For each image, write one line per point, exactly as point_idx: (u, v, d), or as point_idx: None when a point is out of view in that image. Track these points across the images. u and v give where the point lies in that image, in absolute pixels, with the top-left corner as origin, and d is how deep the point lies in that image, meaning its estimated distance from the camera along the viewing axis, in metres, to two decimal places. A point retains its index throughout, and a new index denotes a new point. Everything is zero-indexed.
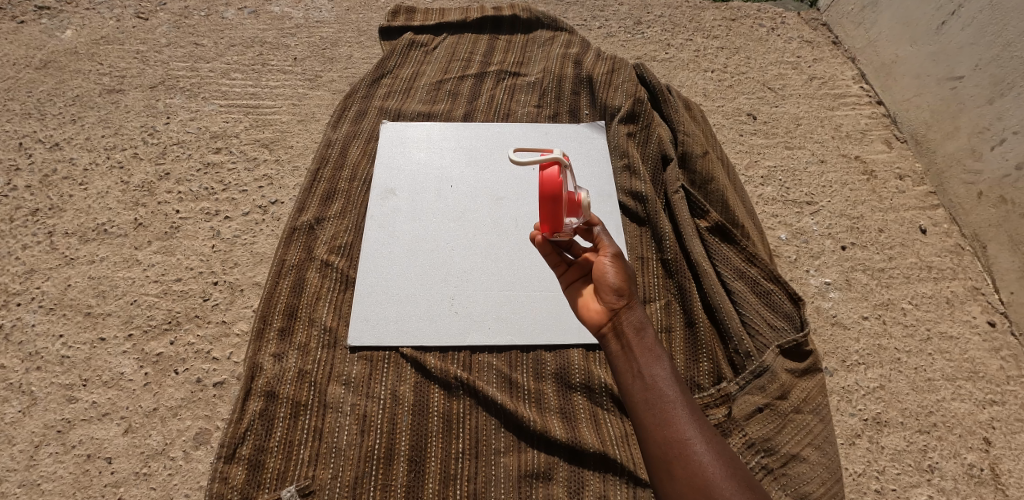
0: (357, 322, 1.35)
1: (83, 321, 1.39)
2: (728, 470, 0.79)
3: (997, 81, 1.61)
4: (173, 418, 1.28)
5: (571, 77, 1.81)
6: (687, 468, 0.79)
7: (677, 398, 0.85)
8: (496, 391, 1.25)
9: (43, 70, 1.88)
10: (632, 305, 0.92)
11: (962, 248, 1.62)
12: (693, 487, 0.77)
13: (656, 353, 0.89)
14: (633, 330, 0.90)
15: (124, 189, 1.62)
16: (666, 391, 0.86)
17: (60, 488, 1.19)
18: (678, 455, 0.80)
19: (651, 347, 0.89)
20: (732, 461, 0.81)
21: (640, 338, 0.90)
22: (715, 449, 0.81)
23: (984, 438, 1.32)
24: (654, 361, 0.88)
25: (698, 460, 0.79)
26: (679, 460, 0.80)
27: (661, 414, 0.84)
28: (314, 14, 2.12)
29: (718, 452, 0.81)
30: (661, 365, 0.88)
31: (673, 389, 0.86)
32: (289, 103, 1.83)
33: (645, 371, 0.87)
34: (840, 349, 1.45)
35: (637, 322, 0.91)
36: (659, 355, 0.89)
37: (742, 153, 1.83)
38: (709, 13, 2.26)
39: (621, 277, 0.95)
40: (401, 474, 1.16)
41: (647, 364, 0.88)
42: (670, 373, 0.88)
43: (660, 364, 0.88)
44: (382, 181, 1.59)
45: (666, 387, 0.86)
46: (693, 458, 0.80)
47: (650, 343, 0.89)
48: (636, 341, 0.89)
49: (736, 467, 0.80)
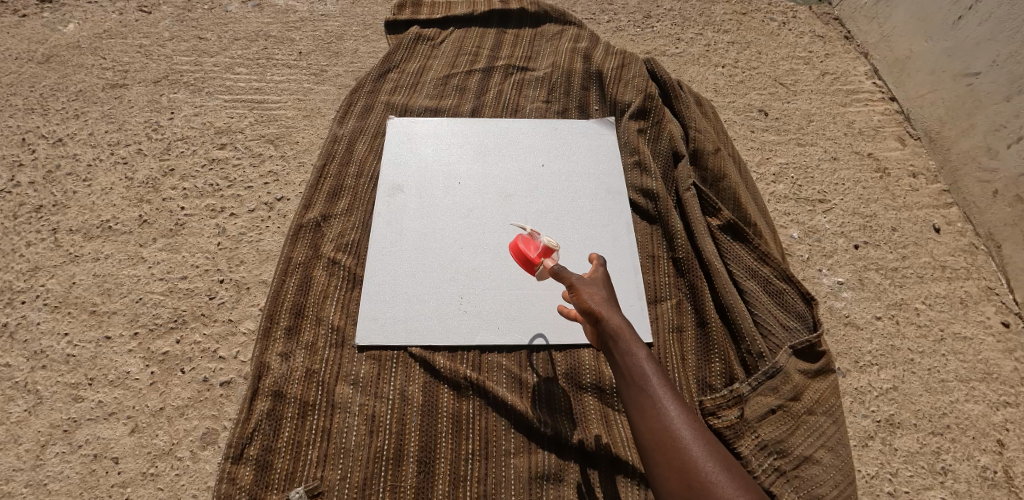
0: (365, 320, 1.33)
1: (88, 319, 1.38)
2: (711, 453, 0.78)
3: (1014, 78, 1.59)
4: (179, 418, 1.27)
5: (580, 72, 1.78)
6: (671, 457, 0.78)
7: (661, 387, 0.85)
8: (506, 390, 1.24)
9: (46, 64, 1.86)
10: (607, 315, 0.93)
11: (976, 248, 1.60)
12: (677, 475, 0.77)
13: (637, 346, 0.89)
14: (614, 333, 0.91)
15: (128, 185, 1.60)
16: (648, 381, 0.86)
17: (66, 488, 1.18)
18: (664, 445, 0.80)
19: (632, 344, 0.89)
20: (719, 449, 0.80)
21: (621, 337, 0.90)
22: (699, 434, 0.80)
23: (996, 440, 1.31)
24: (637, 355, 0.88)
25: (684, 448, 0.78)
26: (666, 450, 0.79)
27: (647, 405, 0.84)
28: (319, 7, 2.09)
29: (702, 437, 0.80)
30: (641, 355, 0.88)
31: (657, 379, 0.86)
32: (295, 98, 1.81)
33: (629, 366, 0.88)
34: (853, 350, 1.43)
35: (615, 325, 0.92)
36: (641, 350, 0.88)
37: (753, 150, 1.80)
38: (719, 7, 2.22)
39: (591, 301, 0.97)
40: (410, 475, 1.15)
41: (629, 357, 0.88)
42: (656, 367, 0.88)
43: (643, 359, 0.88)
44: (389, 177, 1.56)
45: (651, 377, 0.86)
46: (677, 446, 0.79)
47: (630, 338, 0.90)
48: (618, 339, 0.90)
49: (722, 456, 0.80)
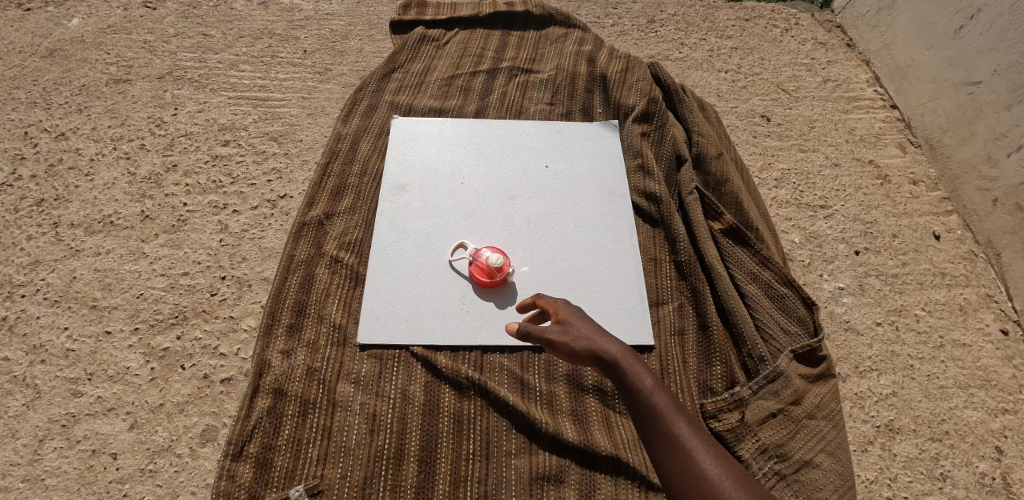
0: (367, 319, 1.33)
1: (88, 314, 1.37)
2: (743, 488, 0.73)
3: (1015, 87, 1.59)
4: (179, 414, 1.26)
5: (584, 75, 1.79)
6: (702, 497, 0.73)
7: (679, 420, 0.81)
8: (508, 392, 1.24)
9: (49, 58, 1.85)
10: (602, 351, 0.88)
11: (975, 255, 1.61)
12: None
13: (643, 378, 0.85)
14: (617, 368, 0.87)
15: (131, 181, 1.60)
16: (664, 414, 0.82)
17: (64, 484, 1.18)
18: (692, 485, 0.75)
19: (639, 376, 0.85)
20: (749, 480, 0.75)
21: (625, 371, 0.86)
22: (726, 468, 0.76)
23: (995, 447, 1.31)
24: (647, 387, 0.84)
25: (714, 486, 0.73)
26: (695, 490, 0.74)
27: (669, 443, 0.79)
28: (324, 6, 2.09)
29: (729, 471, 0.76)
30: (649, 388, 0.84)
31: (671, 411, 0.82)
32: (299, 96, 1.81)
33: (641, 400, 0.84)
34: (853, 355, 1.44)
35: (615, 357, 0.88)
36: (647, 381, 0.84)
37: (755, 155, 1.81)
38: (722, 13, 2.23)
39: (577, 342, 0.91)
40: (411, 474, 1.15)
41: (638, 391, 0.84)
42: (667, 398, 0.84)
43: (652, 390, 0.84)
44: (393, 176, 1.56)
45: (666, 410, 0.82)
46: (706, 484, 0.74)
47: (635, 370, 0.86)
48: (622, 375, 0.86)
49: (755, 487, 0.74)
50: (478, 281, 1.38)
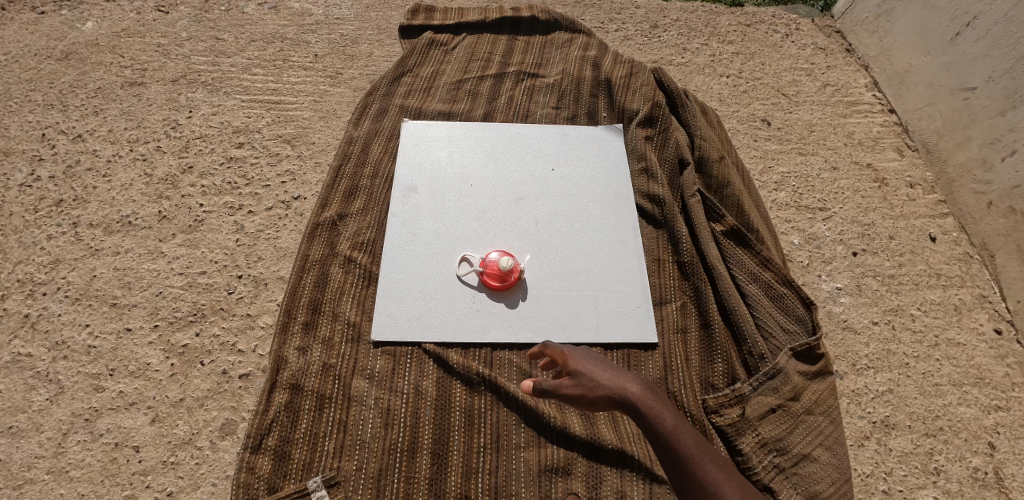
0: (380, 317, 1.37)
1: (109, 312, 1.42)
2: None
3: (1009, 94, 1.63)
4: (199, 408, 1.30)
5: (589, 79, 1.83)
6: None
7: (703, 458, 0.91)
8: (517, 387, 1.28)
9: (65, 61, 1.89)
10: (626, 398, 0.96)
11: (970, 257, 1.66)
12: None
13: (668, 421, 0.94)
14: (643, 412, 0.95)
15: (148, 182, 1.64)
16: (691, 453, 0.91)
17: (89, 475, 1.22)
18: None
19: (664, 419, 0.94)
20: None
21: (651, 415, 0.94)
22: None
23: (987, 443, 1.36)
24: (672, 429, 0.93)
25: None
26: None
27: (697, 482, 0.89)
28: (334, 11, 2.13)
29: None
30: (675, 431, 0.93)
31: (697, 450, 0.92)
32: (310, 99, 1.85)
33: (668, 442, 0.93)
34: (850, 353, 1.48)
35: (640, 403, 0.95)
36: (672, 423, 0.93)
37: (756, 158, 1.85)
38: (724, 18, 2.28)
39: (599, 392, 0.97)
40: (424, 466, 1.19)
41: (665, 433, 0.93)
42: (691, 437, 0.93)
43: (677, 431, 0.93)
44: (404, 178, 1.60)
45: (692, 450, 0.92)
46: None
47: (660, 413, 0.94)
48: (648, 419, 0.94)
49: None
50: (491, 285, 1.42)
